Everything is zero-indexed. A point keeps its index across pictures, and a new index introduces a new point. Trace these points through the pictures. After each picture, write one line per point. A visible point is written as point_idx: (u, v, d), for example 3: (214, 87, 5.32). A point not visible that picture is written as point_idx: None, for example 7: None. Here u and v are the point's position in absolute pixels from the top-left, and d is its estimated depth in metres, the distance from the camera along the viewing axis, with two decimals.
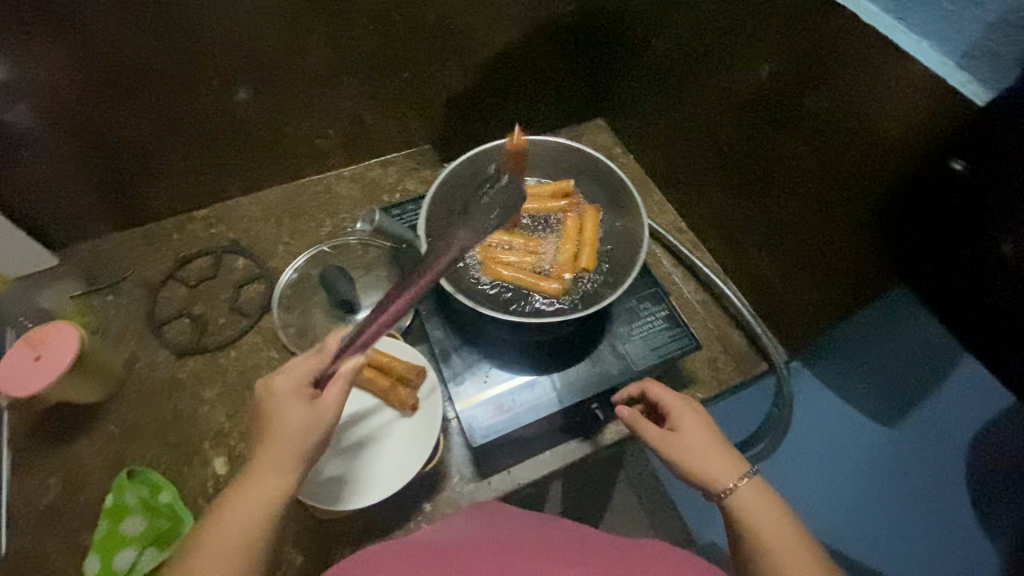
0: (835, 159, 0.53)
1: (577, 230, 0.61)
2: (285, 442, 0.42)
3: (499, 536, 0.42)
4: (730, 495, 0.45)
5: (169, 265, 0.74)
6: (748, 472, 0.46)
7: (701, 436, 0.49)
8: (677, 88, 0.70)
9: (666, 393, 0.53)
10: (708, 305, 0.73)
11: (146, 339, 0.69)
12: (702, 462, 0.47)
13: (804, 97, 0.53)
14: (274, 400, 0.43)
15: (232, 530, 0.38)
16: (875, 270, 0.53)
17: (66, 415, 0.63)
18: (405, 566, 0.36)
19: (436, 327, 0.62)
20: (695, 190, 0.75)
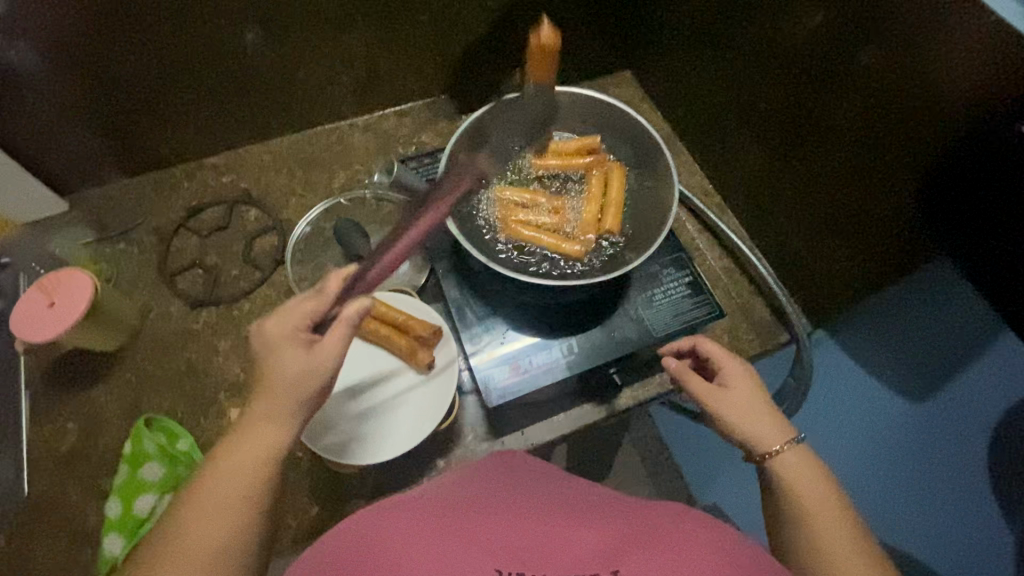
0: (882, 120, 0.49)
1: (601, 189, 0.59)
2: (283, 387, 0.41)
3: (519, 490, 0.41)
4: (773, 458, 0.44)
5: (179, 214, 0.73)
6: (793, 437, 0.45)
7: (749, 396, 0.48)
8: (714, 41, 0.66)
9: (717, 350, 0.52)
10: (731, 272, 0.71)
11: (159, 288, 0.68)
12: (748, 423, 0.46)
13: (856, 50, 0.50)
14: (274, 342, 0.43)
15: (232, 482, 0.38)
16: (915, 241, 0.51)
17: (83, 362, 0.64)
18: (420, 525, 0.34)
19: (452, 286, 0.60)
20: (724, 152, 0.72)
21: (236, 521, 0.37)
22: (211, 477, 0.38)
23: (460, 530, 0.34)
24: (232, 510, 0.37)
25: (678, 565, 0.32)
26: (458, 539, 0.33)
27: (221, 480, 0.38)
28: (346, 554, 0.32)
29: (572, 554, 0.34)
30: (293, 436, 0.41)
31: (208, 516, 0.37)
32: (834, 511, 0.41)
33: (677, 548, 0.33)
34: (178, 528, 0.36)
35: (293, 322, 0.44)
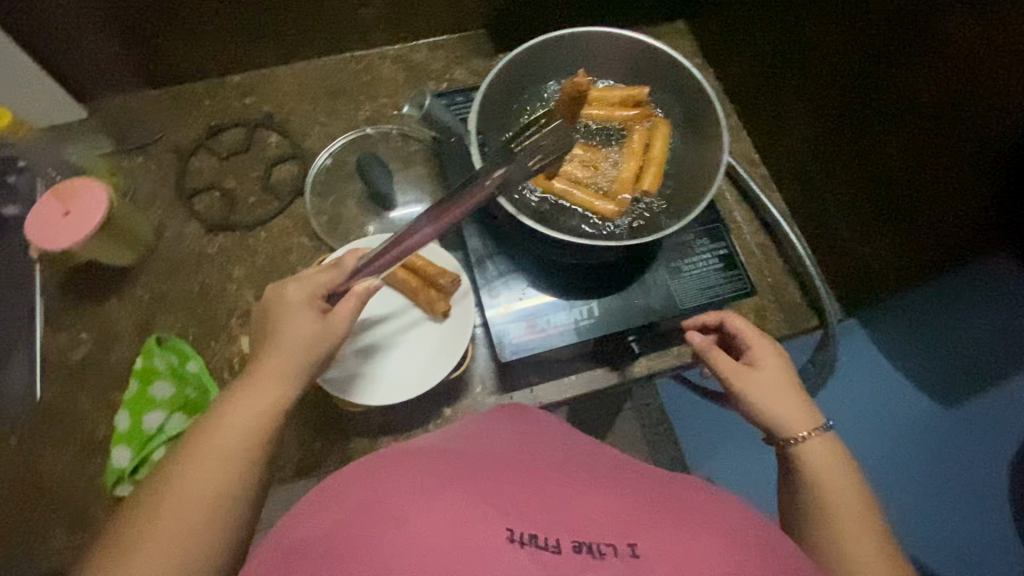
0: (965, 95, 0.45)
1: (643, 147, 0.55)
2: (289, 352, 0.42)
3: (534, 451, 0.38)
4: (796, 445, 0.43)
5: (199, 133, 0.70)
6: (818, 426, 0.44)
7: (777, 380, 0.46)
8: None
9: (747, 327, 0.49)
10: (767, 250, 0.67)
11: (175, 208, 0.67)
12: (774, 408, 0.44)
13: (947, 12, 0.44)
14: (286, 305, 0.44)
15: (231, 435, 0.36)
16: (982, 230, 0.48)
17: (97, 274, 0.63)
18: (422, 477, 0.31)
19: (475, 235, 0.58)
20: (778, 119, 0.67)
21: (230, 472, 0.35)
22: (206, 431, 0.36)
23: (470, 486, 0.31)
24: (226, 453, 0.35)
25: (695, 541, 0.30)
26: (467, 492, 0.31)
27: (219, 432, 0.36)
28: (346, 500, 0.30)
29: (582, 519, 0.31)
30: (293, 395, 0.40)
31: (201, 467, 0.34)
32: (849, 503, 0.40)
33: (696, 525, 0.31)
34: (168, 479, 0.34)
35: (308, 289, 0.45)
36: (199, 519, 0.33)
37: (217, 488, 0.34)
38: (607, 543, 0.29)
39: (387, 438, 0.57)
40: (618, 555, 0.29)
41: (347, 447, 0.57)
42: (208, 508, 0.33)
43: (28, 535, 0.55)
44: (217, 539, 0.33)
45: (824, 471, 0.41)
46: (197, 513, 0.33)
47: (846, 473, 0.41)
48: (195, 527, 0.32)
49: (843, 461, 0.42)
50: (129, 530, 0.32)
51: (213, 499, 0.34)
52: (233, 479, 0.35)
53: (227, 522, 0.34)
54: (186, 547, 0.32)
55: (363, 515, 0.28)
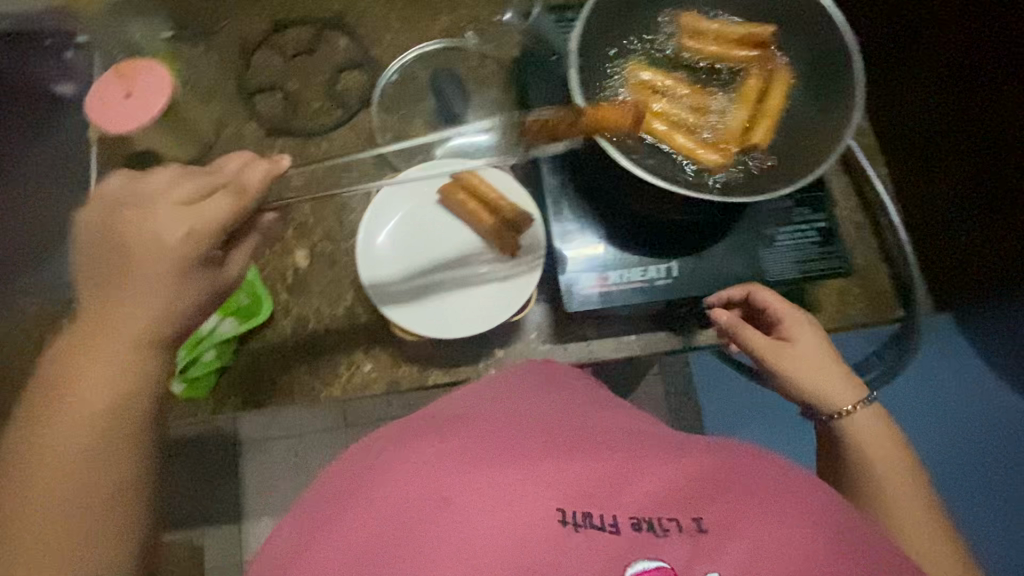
0: None
1: (758, 94, 0.49)
2: (134, 280, 0.35)
3: (563, 420, 0.38)
4: (841, 418, 0.46)
5: (265, 26, 0.65)
6: (864, 398, 0.46)
7: (813, 350, 0.47)
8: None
9: (774, 301, 0.49)
10: (862, 229, 0.61)
11: (235, 105, 0.63)
12: (817, 382, 0.46)
13: None
14: (130, 209, 0.35)
15: (90, 384, 0.33)
16: None
17: (154, 166, 0.61)
18: (458, 462, 0.32)
19: (554, 173, 0.54)
20: (907, 82, 0.59)
21: (120, 415, 0.34)
22: (80, 369, 0.34)
23: (507, 466, 0.32)
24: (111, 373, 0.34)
25: (762, 516, 0.29)
26: (510, 469, 0.31)
27: (76, 389, 0.33)
28: (385, 494, 0.31)
29: (638, 489, 0.31)
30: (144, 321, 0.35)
31: (78, 409, 0.33)
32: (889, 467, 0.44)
33: (759, 493, 0.30)
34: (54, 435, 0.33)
35: (124, 189, 0.36)
36: (87, 478, 0.32)
37: (96, 437, 0.33)
38: (670, 518, 0.29)
39: (435, 371, 0.56)
40: (683, 529, 0.29)
41: (394, 375, 0.56)
42: (99, 467, 0.33)
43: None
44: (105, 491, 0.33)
45: (870, 441, 0.45)
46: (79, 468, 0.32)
47: (889, 441, 0.45)
48: (84, 481, 0.32)
49: (885, 429, 0.45)
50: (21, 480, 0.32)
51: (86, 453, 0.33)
52: (100, 423, 0.33)
53: (118, 472, 0.33)
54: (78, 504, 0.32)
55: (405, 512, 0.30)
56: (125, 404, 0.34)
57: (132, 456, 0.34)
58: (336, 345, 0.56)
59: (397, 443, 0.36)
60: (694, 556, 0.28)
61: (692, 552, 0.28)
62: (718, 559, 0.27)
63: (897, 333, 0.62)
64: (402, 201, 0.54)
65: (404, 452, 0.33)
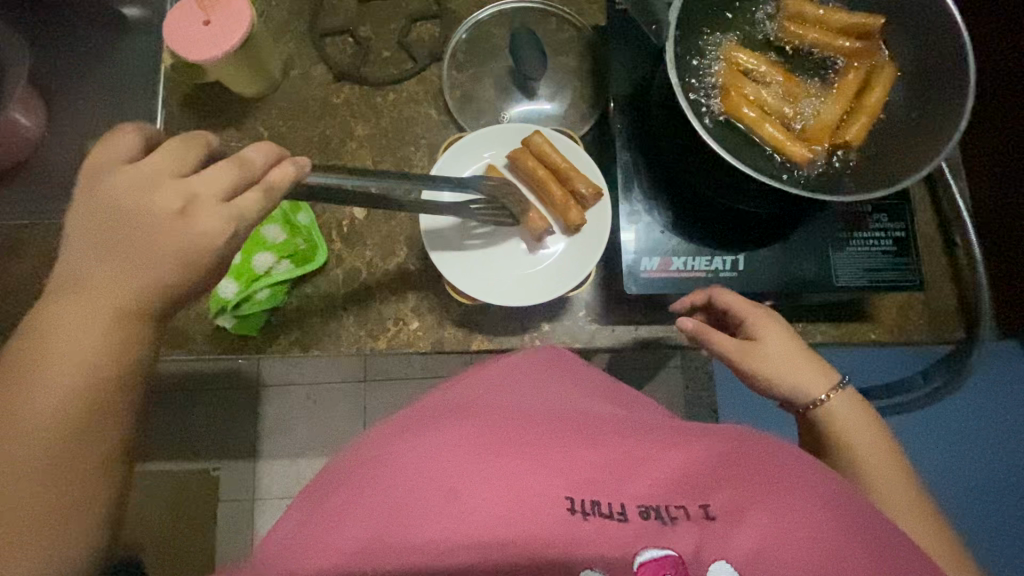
0: None
1: (856, 90, 0.46)
2: (113, 265, 0.30)
3: (564, 402, 0.37)
4: (819, 407, 0.44)
5: None
6: (838, 383, 0.45)
7: (781, 344, 0.45)
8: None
9: (736, 300, 0.47)
10: (932, 244, 0.59)
11: (305, 45, 0.62)
12: (787, 378, 0.44)
13: None
14: (128, 194, 0.29)
15: (61, 375, 0.29)
16: None
17: (220, 99, 0.60)
18: (456, 443, 0.31)
19: (626, 151, 0.52)
20: (1011, 89, 0.55)
21: (88, 407, 0.30)
22: (41, 349, 0.30)
23: (509, 449, 0.30)
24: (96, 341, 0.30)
25: (770, 508, 0.29)
26: (516, 453, 0.30)
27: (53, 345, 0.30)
28: (383, 479, 0.29)
29: (649, 475, 0.30)
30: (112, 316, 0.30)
31: (42, 394, 0.29)
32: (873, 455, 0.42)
33: (768, 483, 0.30)
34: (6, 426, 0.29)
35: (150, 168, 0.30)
36: (50, 471, 0.29)
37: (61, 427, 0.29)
38: (681, 507, 0.29)
39: (479, 338, 0.56)
40: (692, 517, 0.29)
41: (438, 336, 0.56)
42: (60, 461, 0.29)
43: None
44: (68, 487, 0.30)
45: (847, 427, 0.43)
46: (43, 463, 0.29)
47: (868, 425, 0.43)
48: (50, 477, 0.29)
49: (860, 410, 0.43)
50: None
51: (49, 445, 0.29)
52: (67, 417, 0.30)
53: (88, 467, 0.30)
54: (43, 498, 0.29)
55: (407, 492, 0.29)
56: (95, 396, 0.30)
57: (101, 452, 0.30)
58: (384, 300, 0.56)
59: (393, 426, 0.35)
60: (703, 546, 0.28)
61: (700, 540, 0.28)
62: (727, 548, 0.28)
63: (947, 355, 0.61)
64: (470, 161, 0.53)
65: (402, 439, 0.32)
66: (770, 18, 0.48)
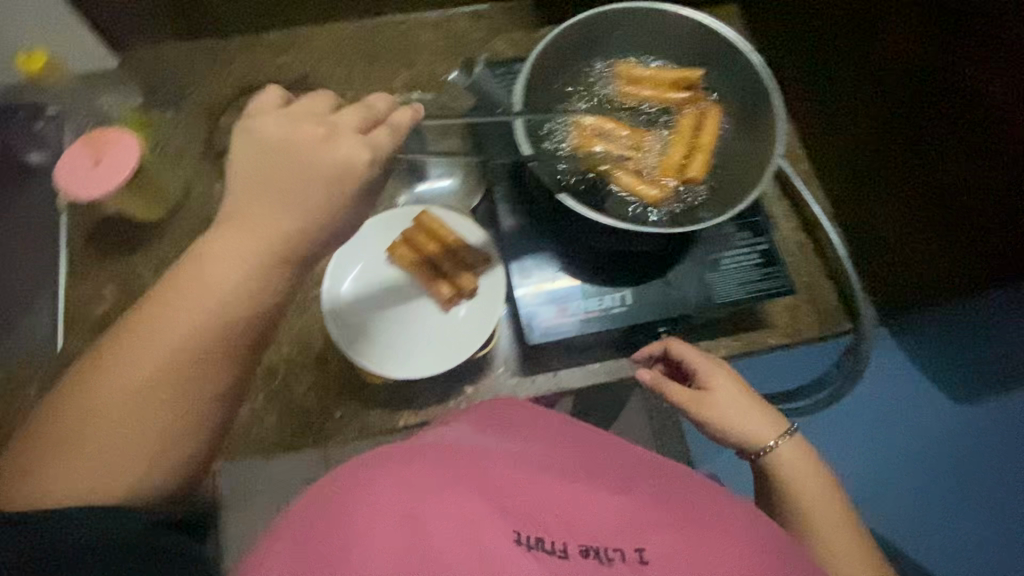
0: (1009, 101, 0.42)
1: (692, 131, 0.53)
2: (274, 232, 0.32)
3: (530, 439, 0.37)
4: (768, 454, 0.47)
5: (232, 91, 0.69)
6: (787, 429, 0.48)
7: (733, 392, 0.49)
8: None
9: (689, 351, 0.51)
10: (805, 249, 0.65)
11: (204, 165, 0.66)
12: (741, 424, 0.47)
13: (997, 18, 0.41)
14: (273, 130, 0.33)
15: (172, 319, 0.31)
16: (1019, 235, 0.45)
17: (124, 228, 0.62)
18: (422, 468, 0.30)
19: (508, 214, 0.57)
20: (832, 108, 0.63)
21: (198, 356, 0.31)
22: (172, 302, 0.31)
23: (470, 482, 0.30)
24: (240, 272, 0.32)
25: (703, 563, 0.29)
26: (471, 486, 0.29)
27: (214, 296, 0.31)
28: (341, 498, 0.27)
29: (593, 518, 0.30)
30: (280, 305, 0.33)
31: (153, 329, 0.31)
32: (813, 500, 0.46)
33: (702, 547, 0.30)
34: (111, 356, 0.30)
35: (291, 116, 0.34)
36: (144, 408, 0.30)
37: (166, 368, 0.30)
38: (616, 549, 0.29)
39: (407, 413, 0.57)
40: (626, 560, 0.29)
41: (367, 418, 0.57)
42: (150, 397, 0.30)
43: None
44: (157, 420, 0.30)
45: (794, 475, 0.46)
46: (137, 401, 0.30)
47: (812, 473, 0.47)
48: (141, 412, 0.30)
49: (807, 459, 0.47)
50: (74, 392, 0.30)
51: (144, 384, 0.30)
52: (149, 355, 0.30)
53: (185, 407, 0.31)
54: (138, 432, 0.30)
55: (337, 519, 0.26)
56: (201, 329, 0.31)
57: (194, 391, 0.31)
58: (308, 392, 0.57)
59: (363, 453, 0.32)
60: None
61: None
62: None
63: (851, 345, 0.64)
64: (367, 244, 0.56)
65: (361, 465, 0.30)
66: (606, 80, 0.55)
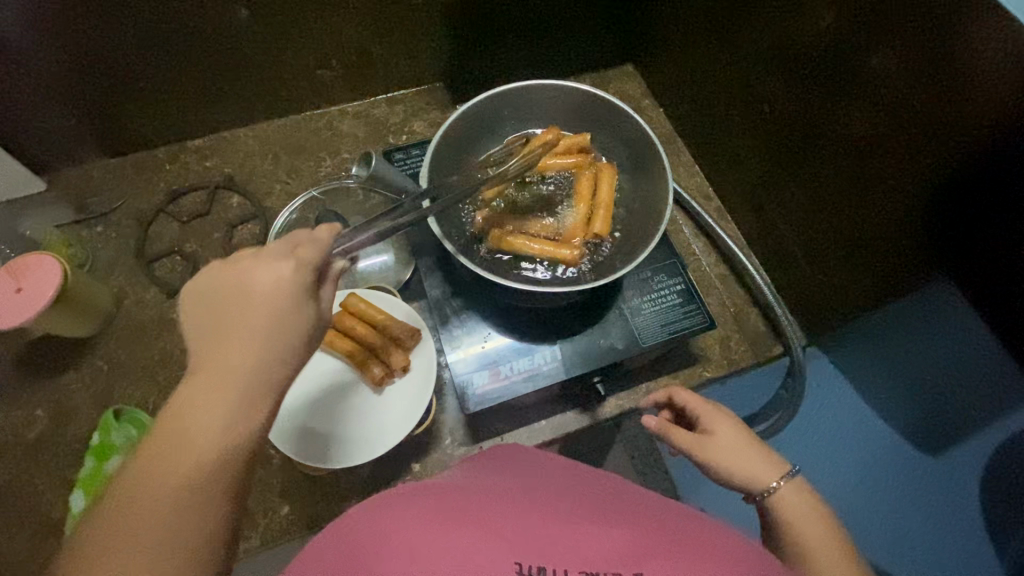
0: (876, 133, 0.49)
1: (590, 191, 0.57)
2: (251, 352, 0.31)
3: (519, 483, 0.39)
4: (772, 495, 0.44)
5: (161, 198, 0.71)
6: (787, 472, 0.46)
7: (731, 436, 0.48)
8: (731, 51, 0.63)
9: (693, 399, 0.51)
10: (726, 281, 0.68)
11: (136, 273, 0.67)
12: (741, 465, 0.46)
13: (854, 67, 0.49)
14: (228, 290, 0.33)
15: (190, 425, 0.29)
16: (896, 247, 0.51)
17: (53, 347, 0.62)
18: (421, 512, 0.31)
19: (434, 286, 0.59)
20: (728, 156, 0.70)
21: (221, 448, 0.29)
22: (182, 404, 0.30)
23: (468, 520, 0.31)
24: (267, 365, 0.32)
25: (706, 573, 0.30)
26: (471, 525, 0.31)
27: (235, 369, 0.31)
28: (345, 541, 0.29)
29: (594, 551, 0.31)
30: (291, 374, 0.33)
31: (161, 452, 0.28)
32: (811, 533, 0.41)
33: (702, 561, 0.31)
34: (126, 479, 0.28)
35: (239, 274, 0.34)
36: (175, 521, 0.27)
37: (192, 473, 0.28)
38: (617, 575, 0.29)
39: (356, 500, 0.56)
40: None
41: (313, 512, 0.55)
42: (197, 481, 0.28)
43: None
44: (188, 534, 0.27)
45: (797, 516, 0.43)
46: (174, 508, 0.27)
47: (816, 514, 0.43)
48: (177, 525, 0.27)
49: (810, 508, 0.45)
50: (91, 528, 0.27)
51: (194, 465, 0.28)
52: (193, 441, 0.29)
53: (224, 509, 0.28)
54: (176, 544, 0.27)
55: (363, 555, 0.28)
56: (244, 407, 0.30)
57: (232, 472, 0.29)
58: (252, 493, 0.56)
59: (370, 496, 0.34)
60: None
61: None
62: None
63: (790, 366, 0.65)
64: None
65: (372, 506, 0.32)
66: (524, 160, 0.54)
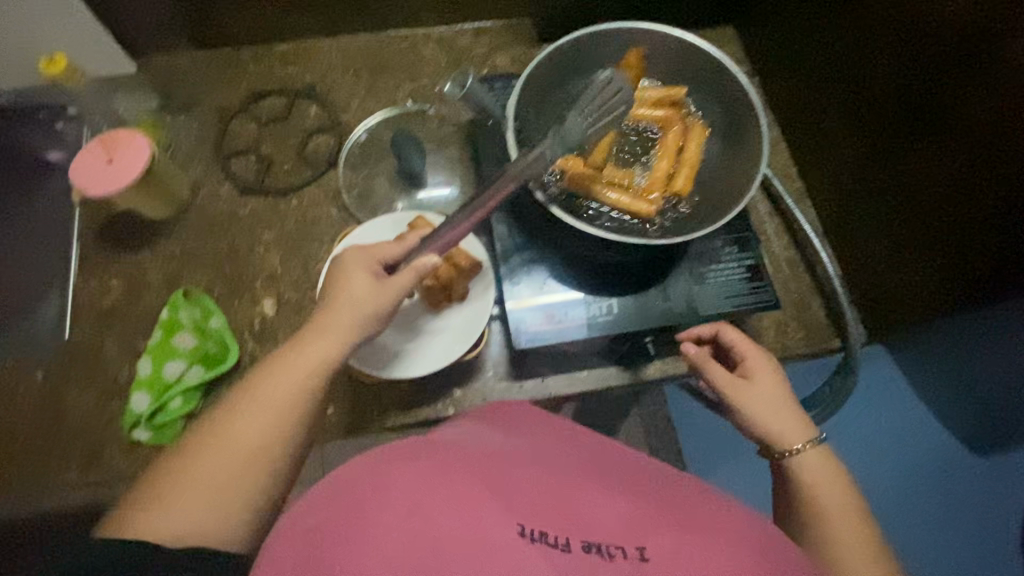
0: (1004, 124, 0.44)
1: (676, 147, 0.56)
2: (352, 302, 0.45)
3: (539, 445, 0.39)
4: (793, 457, 0.44)
5: (242, 96, 0.71)
6: (813, 438, 0.44)
7: (769, 391, 0.46)
8: (850, 18, 0.58)
9: (741, 340, 0.49)
10: (795, 266, 0.66)
11: (212, 167, 0.68)
12: (770, 421, 0.45)
13: (999, 48, 0.44)
14: (342, 272, 0.47)
15: (232, 426, 0.40)
16: (999, 250, 0.47)
17: (131, 225, 0.65)
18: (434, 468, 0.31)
19: (501, 222, 0.59)
20: (820, 135, 0.66)
21: (261, 434, 0.40)
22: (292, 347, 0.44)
23: (481, 479, 0.31)
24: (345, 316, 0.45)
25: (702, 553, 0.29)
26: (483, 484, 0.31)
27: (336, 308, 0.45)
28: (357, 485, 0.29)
29: (598, 522, 0.31)
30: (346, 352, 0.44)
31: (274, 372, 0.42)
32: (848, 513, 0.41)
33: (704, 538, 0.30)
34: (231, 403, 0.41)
35: (361, 253, 0.49)
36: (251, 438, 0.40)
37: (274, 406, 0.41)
38: (616, 548, 0.29)
39: (395, 414, 0.58)
40: (627, 559, 0.29)
41: (354, 418, 0.57)
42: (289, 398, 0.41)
43: (41, 478, 0.56)
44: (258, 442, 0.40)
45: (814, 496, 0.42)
46: (220, 491, 0.38)
47: (845, 484, 0.43)
48: (222, 487, 0.38)
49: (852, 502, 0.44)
50: (124, 534, 0.35)
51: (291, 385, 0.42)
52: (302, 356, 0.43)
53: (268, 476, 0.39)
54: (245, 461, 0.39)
55: (376, 492, 0.28)
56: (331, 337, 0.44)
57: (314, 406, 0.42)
58: None
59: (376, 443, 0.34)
60: None
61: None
62: None
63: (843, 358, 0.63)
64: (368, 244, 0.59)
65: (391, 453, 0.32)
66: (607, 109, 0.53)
